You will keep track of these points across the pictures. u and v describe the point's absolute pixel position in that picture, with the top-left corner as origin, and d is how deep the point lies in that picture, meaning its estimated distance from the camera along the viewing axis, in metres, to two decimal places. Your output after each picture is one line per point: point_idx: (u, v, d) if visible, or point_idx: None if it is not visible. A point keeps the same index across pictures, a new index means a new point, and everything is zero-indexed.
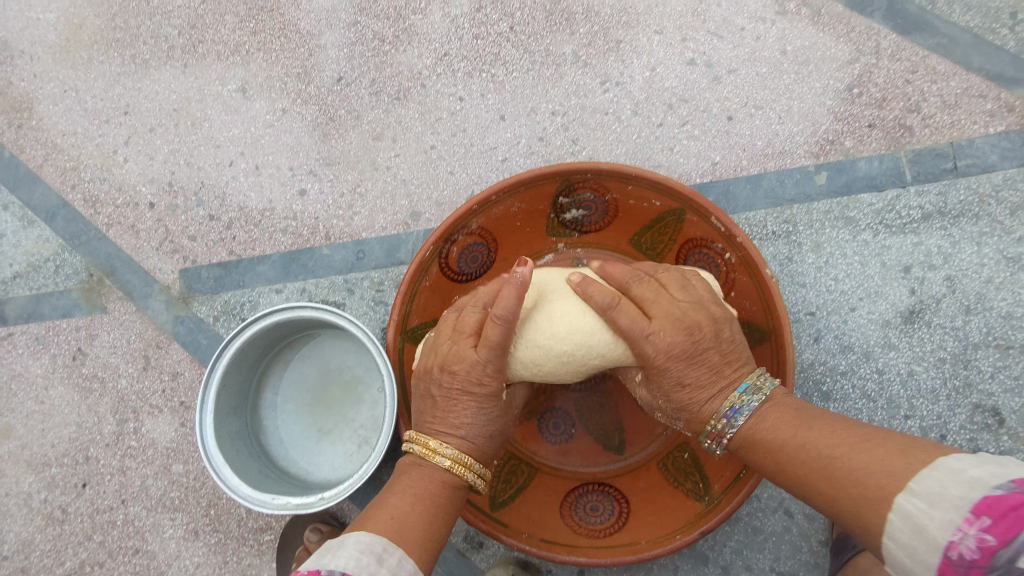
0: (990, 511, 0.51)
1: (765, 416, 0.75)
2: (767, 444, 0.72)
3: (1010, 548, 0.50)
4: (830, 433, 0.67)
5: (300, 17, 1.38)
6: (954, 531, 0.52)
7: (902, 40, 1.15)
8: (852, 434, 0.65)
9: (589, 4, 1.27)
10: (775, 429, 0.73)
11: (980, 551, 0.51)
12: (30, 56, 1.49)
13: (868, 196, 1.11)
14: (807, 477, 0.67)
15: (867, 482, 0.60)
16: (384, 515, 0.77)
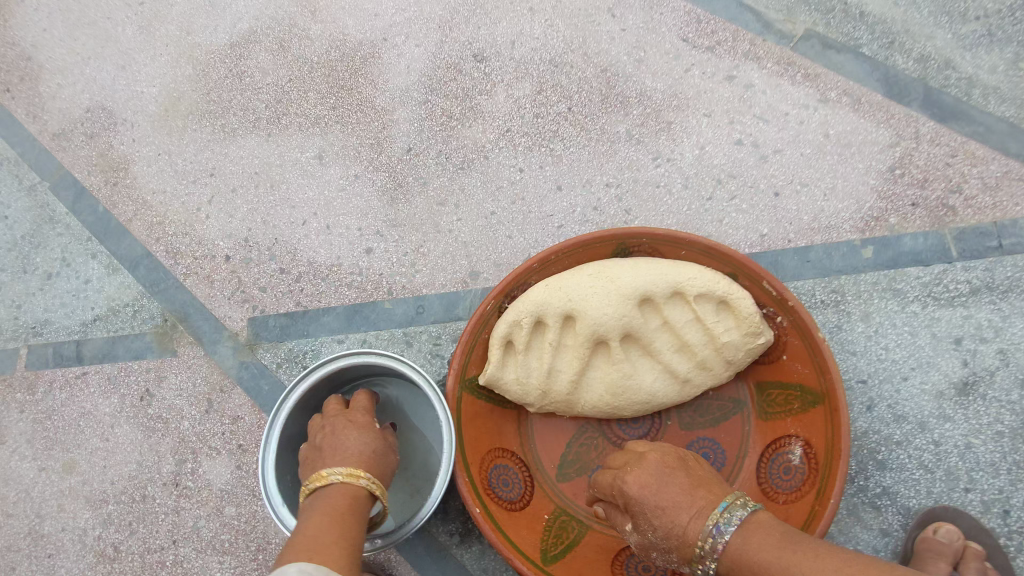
0: None
1: (746, 537, 0.88)
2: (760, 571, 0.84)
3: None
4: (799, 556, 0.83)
5: (376, 95, 1.52)
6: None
7: (940, 127, 1.23)
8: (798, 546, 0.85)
9: (642, 89, 1.38)
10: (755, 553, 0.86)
11: None
12: (131, 123, 1.65)
13: (915, 270, 1.15)
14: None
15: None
16: (310, 540, 0.77)
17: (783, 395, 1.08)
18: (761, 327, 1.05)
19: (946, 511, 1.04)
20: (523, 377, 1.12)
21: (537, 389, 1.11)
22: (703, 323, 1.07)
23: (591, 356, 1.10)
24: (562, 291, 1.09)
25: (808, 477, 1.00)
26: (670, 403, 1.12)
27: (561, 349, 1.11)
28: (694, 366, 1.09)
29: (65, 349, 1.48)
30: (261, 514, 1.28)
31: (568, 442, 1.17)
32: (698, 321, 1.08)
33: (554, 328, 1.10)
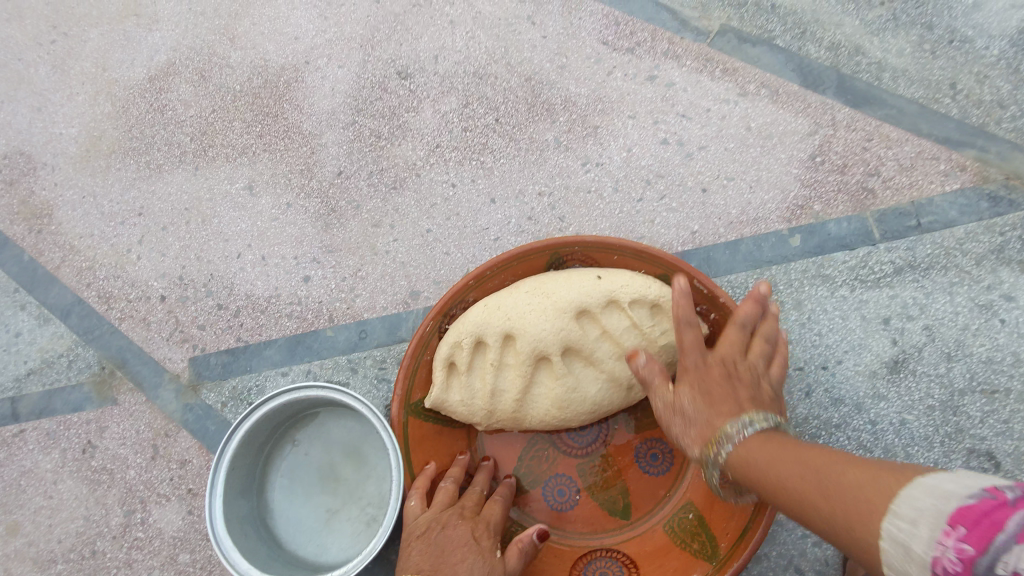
0: (964, 522, 0.51)
1: (763, 445, 0.82)
2: (769, 482, 0.76)
3: (987, 555, 0.49)
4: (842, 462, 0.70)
5: (303, 120, 1.51)
6: (938, 545, 0.53)
7: (855, 112, 1.25)
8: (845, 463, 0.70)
9: (567, 95, 1.39)
10: (771, 464, 0.78)
11: (960, 563, 0.50)
12: (52, 166, 1.60)
13: (841, 255, 1.17)
14: (813, 501, 0.69)
15: (861, 498, 0.63)
16: None
17: None
18: None
19: None
20: (468, 399, 1.10)
21: (482, 410, 1.10)
22: (640, 328, 1.07)
23: (533, 373, 1.09)
24: (500, 311, 1.09)
25: None
26: (616, 409, 1.12)
27: (504, 368, 1.10)
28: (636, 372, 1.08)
29: None
30: (217, 559, 1.25)
31: (520, 456, 1.16)
32: (635, 327, 1.07)
33: (494, 348, 1.09)
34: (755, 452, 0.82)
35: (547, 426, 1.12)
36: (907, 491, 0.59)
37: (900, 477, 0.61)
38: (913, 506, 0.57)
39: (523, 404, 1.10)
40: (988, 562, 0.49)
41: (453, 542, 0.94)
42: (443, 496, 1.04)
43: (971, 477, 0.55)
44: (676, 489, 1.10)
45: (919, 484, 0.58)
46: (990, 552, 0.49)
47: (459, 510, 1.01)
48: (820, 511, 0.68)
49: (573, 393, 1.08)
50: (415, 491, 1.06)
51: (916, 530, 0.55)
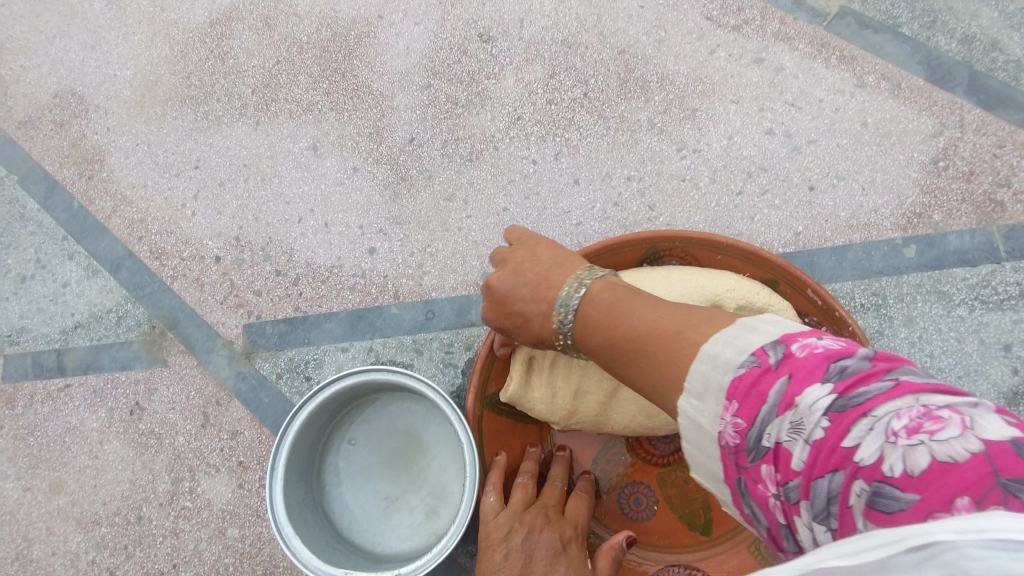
0: (737, 394, 0.48)
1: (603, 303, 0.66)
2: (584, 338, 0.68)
3: (756, 427, 0.47)
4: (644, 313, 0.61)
5: (373, 79, 1.41)
6: (721, 421, 0.50)
7: (986, 115, 1.14)
8: (643, 313, 0.61)
9: (664, 73, 1.28)
10: (590, 313, 0.67)
11: (736, 435, 0.49)
12: (105, 110, 1.52)
13: (961, 271, 1.08)
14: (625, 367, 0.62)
15: (653, 361, 0.57)
16: None
17: None
18: None
19: None
20: (548, 397, 1.03)
21: (564, 409, 1.03)
22: None
23: None
24: None
25: None
26: None
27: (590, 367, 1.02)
28: None
29: (45, 359, 1.37)
30: (267, 536, 1.21)
31: (596, 459, 1.10)
32: None
33: None
34: (592, 305, 0.67)
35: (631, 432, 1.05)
36: (697, 366, 0.52)
37: (693, 345, 0.54)
38: (699, 377, 0.52)
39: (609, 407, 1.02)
40: (758, 434, 0.47)
41: (541, 549, 0.88)
42: (521, 494, 0.98)
43: (747, 335, 0.51)
44: None
45: (703, 355, 0.52)
46: (757, 424, 0.47)
47: (542, 509, 0.95)
48: (636, 363, 0.59)
49: None
50: (490, 487, 0.99)
51: (705, 408, 0.51)
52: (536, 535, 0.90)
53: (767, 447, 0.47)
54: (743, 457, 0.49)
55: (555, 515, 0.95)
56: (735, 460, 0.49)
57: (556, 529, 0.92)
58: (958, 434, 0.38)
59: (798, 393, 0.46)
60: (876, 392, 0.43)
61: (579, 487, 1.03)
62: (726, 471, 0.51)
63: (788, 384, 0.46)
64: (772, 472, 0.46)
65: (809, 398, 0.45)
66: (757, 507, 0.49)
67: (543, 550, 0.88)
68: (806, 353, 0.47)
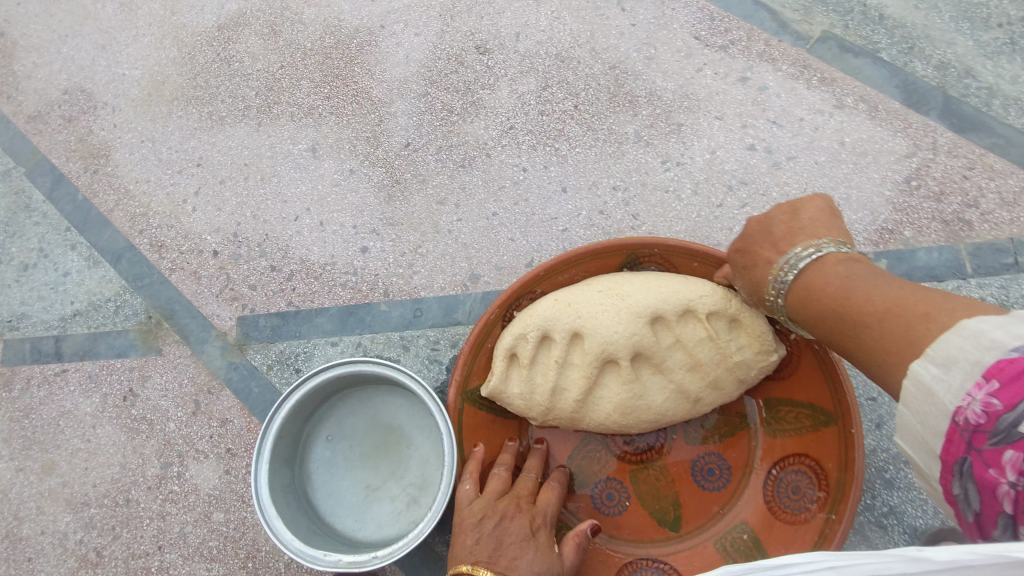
0: (1000, 376, 0.49)
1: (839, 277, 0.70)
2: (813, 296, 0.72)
3: (1014, 412, 0.48)
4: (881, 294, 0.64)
5: (373, 86, 1.46)
6: (965, 396, 0.52)
7: (958, 138, 1.19)
8: (883, 289, 0.65)
9: (652, 88, 1.33)
10: (819, 280, 0.72)
11: (985, 415, 0.50)
12: (113, 107, 1.57)
13: (928, 286, 1.12)
14: (848, 330, 0.66)
15: (898, 325, 0.60)
16: None
17: (791, 411, 1.05)
18: (772, 344, 1.02)
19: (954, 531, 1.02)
20: (527, 393, 1.07)
21: (541, 406, 1.07)
22: (715, 341, 1.03)
23: (598, 374, 1.05)
24: (571, 308, 1.05)
25: (821, 500, 0.97)
26: (679, 420, 1.08)
27: (568, 366, 1.06)
28: (706, 386, 1.04)
29: (43, 345, 1.41)
30: (251, 521, 1.24)
31: (573, 454, 1.13)
32: (710, 339, 1.03)
33: (560, 344, 1.05)
34: (819, 277, 0.73)
35: (605, 431, 1.09)
36: (951, 338, 0.54)
37: (939, 323, 0.57)
38: (953, 350, 0.54)
39: (584, 405, 1.06)
40: (1012, 418, 0.47)
41: (511, 535, 0.93)
42: (497, 482, 1.02)
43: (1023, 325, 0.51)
44: (731, 507, 1.07)
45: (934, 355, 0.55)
46: (1018, 411, 0.47)
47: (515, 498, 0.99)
48: (863, 326, 0.64)
49: (637, 398, 1.05)
50: (468, 475, 1.03)
51: (950, 378, 0.53)
52: (508, 523, 0.94)
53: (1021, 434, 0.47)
54: (982, 440, 0.50)
55: (526, 505, 0.99)
56: (971, 440, 0.51)
57: (528, 519, 0.96)
58: None
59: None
60: None
61: (553, 478, 1.07)
62: (955, 449, 0.53)
63: None
64: (1017, 458, 0.47)
65: None
66: (979, 489, 0.51)
67: (512, 537, 0.92)
68: None
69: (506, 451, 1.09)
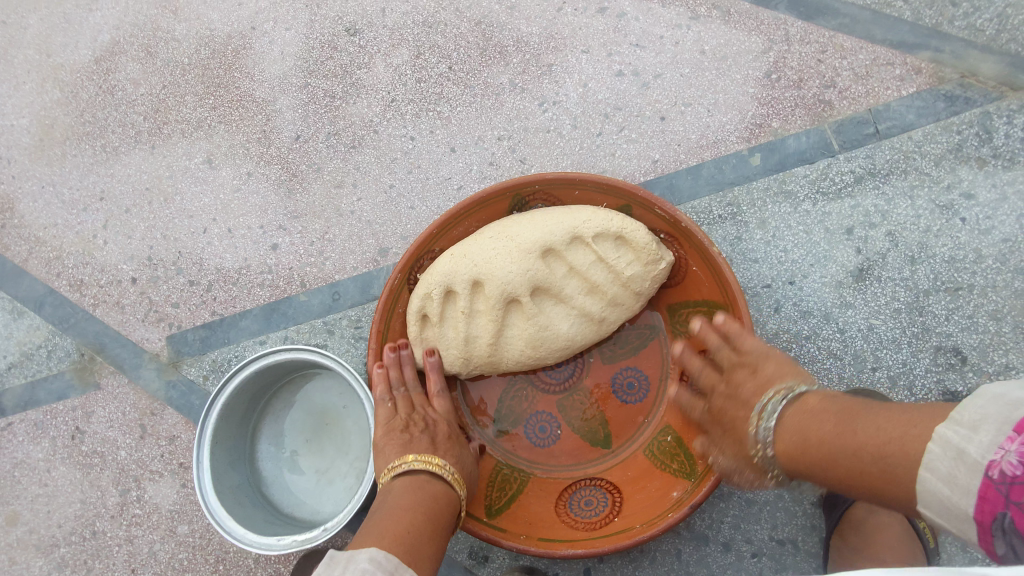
0: None
1: (808, 416, 0.80)
2: (810, 449, 0.78)
3: None
4: (870, 416, 0.73)
5: (255, 87, 1.48)
6: (998, 449, 0.57)
7: (808, 25, 1.24)
8: (880, 421, 0.72)
9: (518, 36, 1.36)
10: (812, 428, 0.79)
11: (1021, 466, 0.55)
12: (7, 159, 1.57)
13: (802, 169, 1.18)
14: (872, 476, 0.70)
15: (901, 449, 0.67)
16: (392, 530, 0.86)
17: (689, 313, 1.11)
18: (659, 253, 1.07)
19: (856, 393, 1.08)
20: (442, 346, 1.12)
21: (458, 357, 1.11)
22: (606, 262, 1.08)
23: (504, 316, 1.09)
24: (467, 258, 1.09)
25: None
26: (590, 343, 1.13)
27: (475, 314, 1.10)
28: (606, 305, 1.10)
29: None
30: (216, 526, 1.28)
31: (500, 398, 1.17)
32: (601, 261, 1.08)
33: (464, 295, 1.09)
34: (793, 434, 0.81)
35: (523, 368, 1.14)
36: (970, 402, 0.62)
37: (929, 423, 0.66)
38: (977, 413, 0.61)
39: (496, 349, 1.11)
40: None
41: (438, 434, 1.06)
42: (403, 396, 1.10)
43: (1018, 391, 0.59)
44: (653, 414, 1.13)
45: (943, 433, 0.62)
46: None
47: (422, 404, 1.10)
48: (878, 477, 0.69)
49: (544, 332, 1.09)
50: (382, 396, 1.09)
51: (980, 436, 0.59)
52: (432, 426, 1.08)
53: None
54: (1022, 493, 0.55)
55: (432, 407, 1.11)
56: (1008, 493, 0.56)
57: (441, 420, 1.09)
58: None
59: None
60: None
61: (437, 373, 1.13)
62: (985, 507, 0.57)
63: None
64: None
65: None
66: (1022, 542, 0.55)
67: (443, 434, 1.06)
68: None
69: (390, 369, 1.11)
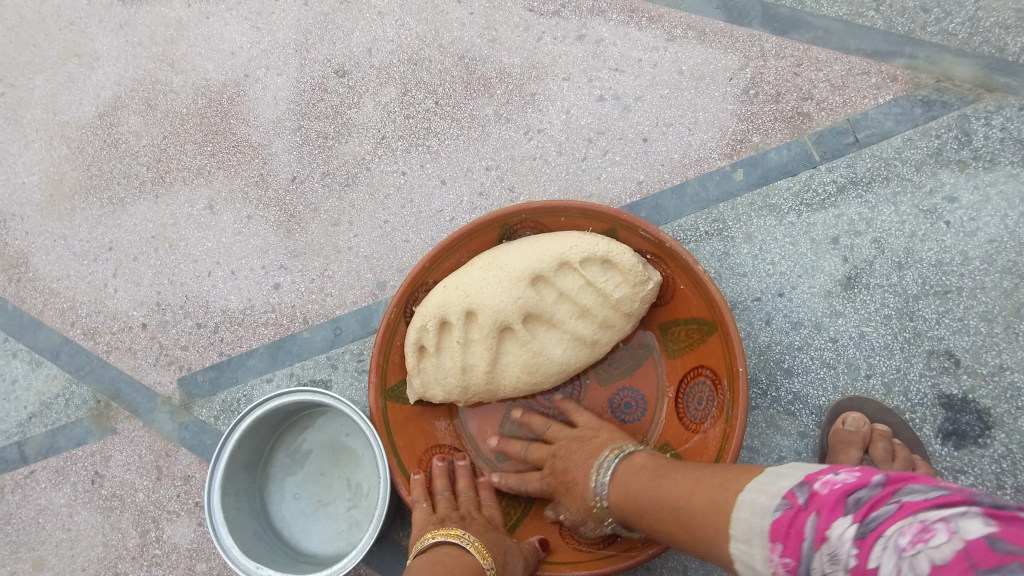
0: (786, 527, 0.60)
1: (645, 476, 0.89)
2: (645, 512, 0.85)
3: (819, 549, 0.57)
4: (672, 483, 0.82)
5: (251, 133, 1.53)
6: (777, 551, 0.60)
7: (782, 40, 1.26)
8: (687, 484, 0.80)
9: (501, 68, 1.40)
10: (639, 485, 0.88)
11: (788, 568, 0.59)
12: (20, 216, 1.63)
13: (784, 182, 1.19)
14: (679, 525, 0.77)
15: (705, 516, 0.73)
16: None
17: (681, 330, 1.13)
18: (647, 273, 1.09)
19: (851, 402, 1.09)
20: (440, 378, 1.13)
21: (456, 386, 1.13)
22: (595, 285, 1.10)
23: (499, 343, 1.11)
24: (459, 289, 1.11)
25: (719, 403, 1.05)
26: (584, 366, 1.15)
27: (470, 344, 1.12)
28: (598, 328, 1.12)
29: (8, 453, 1.47)
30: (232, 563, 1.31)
31: (502, 423, 1.20)
32: (590, 285, 1.10)
33: (459, 325, 1.11)
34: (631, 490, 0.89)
35: (521, 394, 1.16)
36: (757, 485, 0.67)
37: (732, 489, 0.71)
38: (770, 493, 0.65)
39: (494, 378, 1.13)
40: (829, 555, 0.56)
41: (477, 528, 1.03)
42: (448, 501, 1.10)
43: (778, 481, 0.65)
44: (651, 433, 1.15)
45: (744, 502, 0.67)
46: (809, 555, 0.57)
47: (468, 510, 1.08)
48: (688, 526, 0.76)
49: (539, 359, 1.12)
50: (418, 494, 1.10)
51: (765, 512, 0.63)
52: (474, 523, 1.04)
53: (849, 574, 0.54)
54: None
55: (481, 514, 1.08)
56: None
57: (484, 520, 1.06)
58: (947, 538, 0.48)
59: (907, 485, 0.55)
60: (899, 506, 0.53)
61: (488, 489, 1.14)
62: None
63: (849, 507, 0.56)
64: None
65: (836, 528, 0.55)
66: None
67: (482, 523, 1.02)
68: (827, 490, 0.58)
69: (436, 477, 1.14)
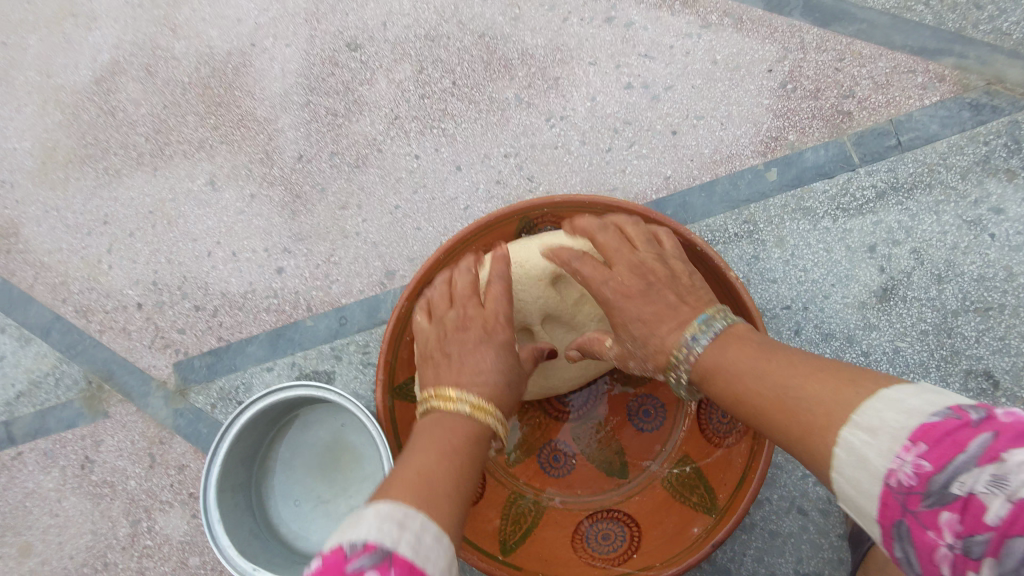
0: (926, 438, 0.51)
1: (743, 351, 0.73)
2: (732, 391, 0.71)
3: (944, 471, 0.49)
4: (788, 363, 0.67)
5: (256, 106, 1.45)
6: (894, 458, 0.52)
7: (824, 31, 1.19)
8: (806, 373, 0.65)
9: (524, 48, 1.32)
10: (733, 356, 0.73)
11: (916, 477, 0.51)
12: (10, 183, 1.55)
13: (820, 184, 1.13)
14: (782, 408, 0.64)
15: (818, 406, 0.61)
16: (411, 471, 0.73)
17: None
18: None
19: None
20: None
21: None
22: None
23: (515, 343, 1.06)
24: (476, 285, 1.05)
25: None
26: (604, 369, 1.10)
27: None
28: None
29: None
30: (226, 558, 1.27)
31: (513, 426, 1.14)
32: None
33: None
34: (717, 364, 0.74)
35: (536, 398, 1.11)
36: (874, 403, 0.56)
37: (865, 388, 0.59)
38: (875, 415, 0.55)
39: None
40: (944, 479, 0.49)
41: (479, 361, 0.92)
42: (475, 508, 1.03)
43: (942, 395, 0.53)
44: (670, 443, 1.08)
45: (885, 394, 0.56)
46: (948, 470, 0.49)
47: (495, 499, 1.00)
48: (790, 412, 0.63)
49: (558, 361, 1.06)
50: None
51: (877, 443, 0.54)
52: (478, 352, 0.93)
53: (955, 494, 0.49)
54: (917, 502, 0.51)
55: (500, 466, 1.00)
56: (905, 502, 0.52)
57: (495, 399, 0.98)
58: None
59: (1003, 449, 0.47)
60: None
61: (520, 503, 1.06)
62: (886, 511, 0.53)
63: (991, 440, 0.48)
64: (955, 518, 0.49)
65: (1017, 455, 0.46)
66: (917, 552, 0.52)
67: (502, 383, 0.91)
68: (1010, 416, 0.48)
69: None
